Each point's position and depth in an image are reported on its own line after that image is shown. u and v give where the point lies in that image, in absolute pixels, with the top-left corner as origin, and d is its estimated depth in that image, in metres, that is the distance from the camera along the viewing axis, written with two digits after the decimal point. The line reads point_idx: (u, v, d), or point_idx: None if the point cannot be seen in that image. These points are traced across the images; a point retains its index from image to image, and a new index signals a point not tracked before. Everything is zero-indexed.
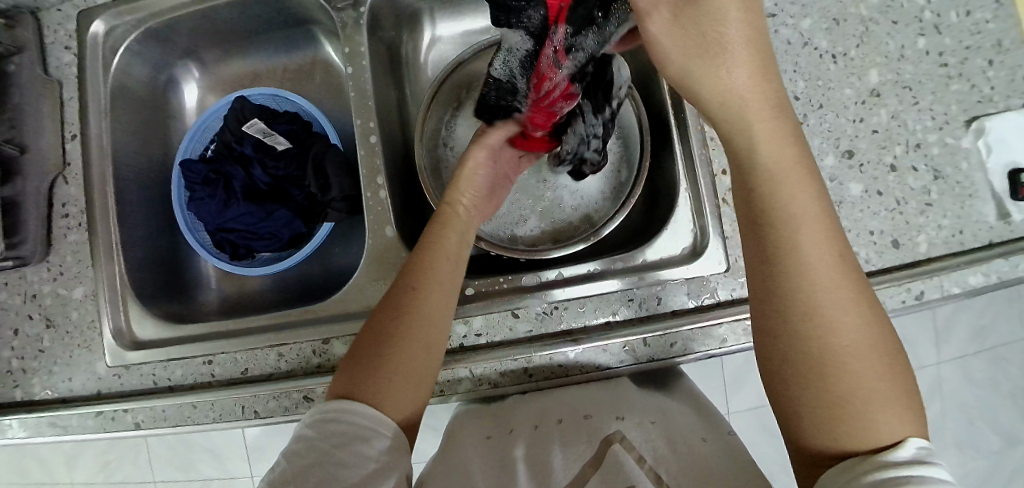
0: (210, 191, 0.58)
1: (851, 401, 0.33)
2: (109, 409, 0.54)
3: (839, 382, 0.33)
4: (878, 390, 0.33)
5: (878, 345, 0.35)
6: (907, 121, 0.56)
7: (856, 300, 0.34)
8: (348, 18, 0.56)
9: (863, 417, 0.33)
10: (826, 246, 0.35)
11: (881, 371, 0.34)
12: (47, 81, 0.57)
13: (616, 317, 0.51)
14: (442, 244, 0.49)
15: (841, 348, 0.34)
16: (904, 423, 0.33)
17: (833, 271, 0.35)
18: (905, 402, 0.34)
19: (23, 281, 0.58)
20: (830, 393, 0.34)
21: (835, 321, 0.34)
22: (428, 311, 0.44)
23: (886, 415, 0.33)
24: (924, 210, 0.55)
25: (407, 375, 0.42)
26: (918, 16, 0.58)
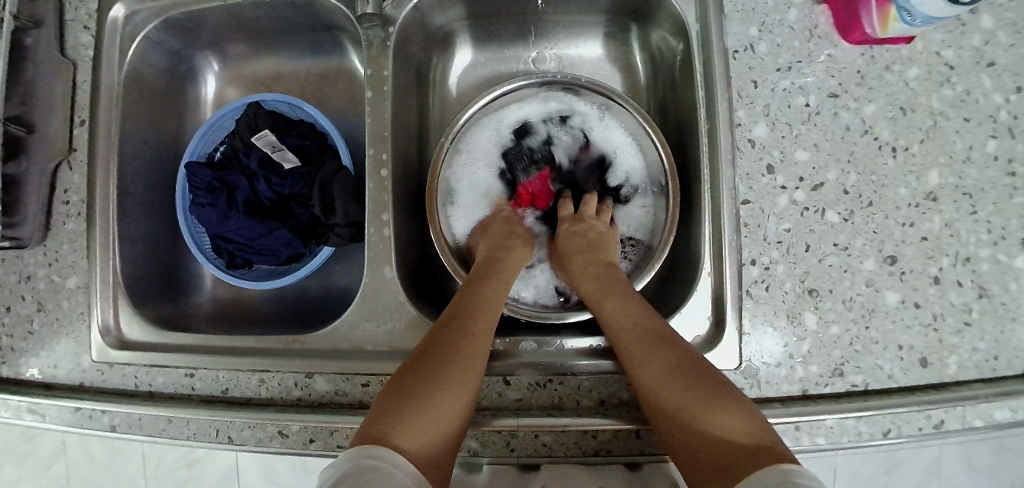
0: (213, 200, 0.56)
1: (686, 409, 0.39)
2: (87, 407, 0.54)
3: (690, 406, 0.39)
4: (705, 396, 0.39)
5: (694, 371, 0.41)
6: (960, 232, 0.51)
7: (658, 361, 0.42)
8: (375, 38, 0.53)
9: (704, 426, 0.38)
10: (620, 324, 0.46)
11: (697, 383, 0.40)
12: (62, 61, 0.55)
13: (612, 401, 0.49)
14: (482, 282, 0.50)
15: (653, 369, 0.42)
16: (737, 426, 0.37)
17: (648, 352, 0.43)
18: (729, 408, 0.38)
19: (18, 261, 0.57)
20: (675, 410, 0.40)
21: (648, 380, 0.42)
22: (472, 335, 0.44)
23: (719, 416, 0.38)
24: (961, 330, 0.51)
25: (442, 401, 0.39)
26: (993, 115, 0.52)
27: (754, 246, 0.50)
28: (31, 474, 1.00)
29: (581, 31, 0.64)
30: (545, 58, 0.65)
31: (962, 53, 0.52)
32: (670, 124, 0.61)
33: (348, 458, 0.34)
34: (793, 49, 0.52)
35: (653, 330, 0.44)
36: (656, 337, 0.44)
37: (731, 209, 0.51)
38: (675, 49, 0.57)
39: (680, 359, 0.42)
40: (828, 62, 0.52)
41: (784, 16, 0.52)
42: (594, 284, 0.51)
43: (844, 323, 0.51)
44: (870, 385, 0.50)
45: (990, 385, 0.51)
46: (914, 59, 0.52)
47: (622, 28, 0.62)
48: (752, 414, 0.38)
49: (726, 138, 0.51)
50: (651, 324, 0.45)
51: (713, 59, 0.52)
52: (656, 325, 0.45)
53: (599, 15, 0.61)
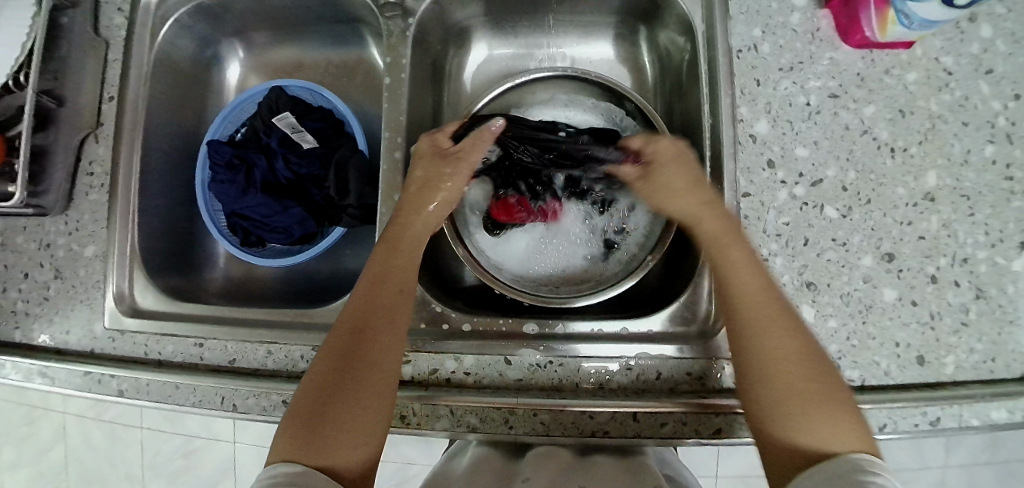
0: (231, 176, 0.59)
1: (795, 408, 0.39)
2: (96, 371, 0.55)
3: (800, 407, 0.39)
4: (811, 395, 0.39)
5: (816, 366, 0.41)
6: (958, 232, 0.52)
7: (811, 373, 0.40)
8: (395, 28, 0.55)
9: (794, 435, 0.38)
10: (755, 316, 0.43)
11: (818, 388, 0.40)
12: (96, 39, 0.58)
13: (610, 384, 0.50)
14: (394, 276, 0.47)
15: (782, 376, 0.40)
16: (834, 434, 0.37)
17: (793, 357, 0.41)
18: (835, 411, 0.38)
19: (40, 229, 0.59)
20: (777, 407, 0.40)
21: (776, 370, 0.41)
22: (380, 354, 0.43)
23: (815, 424, 0.38)
24: (958, 330, 0.52)
25: (351, 422, 0.40)
26: (990, 121, 0.53)
27: (753, 238, 0.52)
28: (32, 454, 1.01)
29: (592, 31, 0.66)
30: (557, 56, 0.67)
31: (961, 60, 0.54)
32: (674, 123, 0.63)
33: (275, 469, 0.37)
34: (796, 51, 0.54)
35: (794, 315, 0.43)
36: (801, 334, 0.42)
37: (732, 201, 0.52)
38: (682, 49, 0.60)
39: (808, 359, 0.41)
40: (829, 65, 0.54)
41: (788, 19, 0.55)
42: (717, 226, 0.48)
43: (842, 318, 0.51)
44: (866, 381, 0.51)
45: (988, 385, 0.51)
46: (913, 64, 0.54)
47: (631, 30, 0.65)
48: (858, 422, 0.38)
49: (729, 132, 0.53)
50: (783, 310, 0.43)
51: (718, 58, 0.54)
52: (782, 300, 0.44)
53: (610, 16, 0.64)
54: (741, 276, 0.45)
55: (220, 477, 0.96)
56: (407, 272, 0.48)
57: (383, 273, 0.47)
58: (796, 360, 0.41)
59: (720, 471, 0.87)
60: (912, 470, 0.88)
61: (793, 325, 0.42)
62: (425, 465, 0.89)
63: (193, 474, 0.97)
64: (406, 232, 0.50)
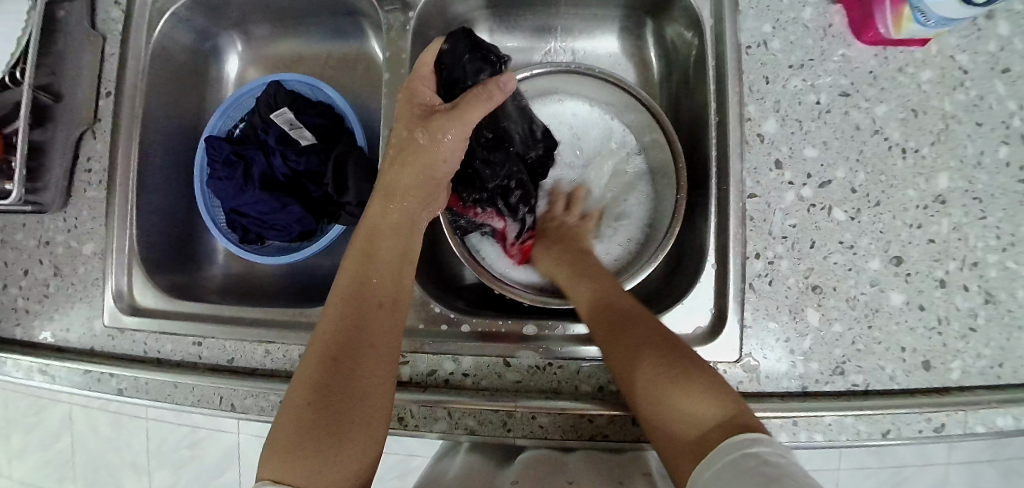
0: (229, 173, 0.58)
1: (665, 387, 0.40)
2: (96, 370, 0.55)
3: (669, 389, 0.40)
4: (681, 378, 0.40)
5: (682, 358, 0.42)
6: (969, 236, 0.51)
7: (649, 350, 0.43)
8: (395, 23, 0.54)
9: (674, 413, 0.39)
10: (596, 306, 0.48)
11: (675, 359, 0.42)
12: (92, 32, 0.57)
13: (610, 387, 0.49)
14: (378, 285, 0.47)
15: (640, 355, 0.43)
16: (708, 409, 0.38)
17: (621, 329, 0.45)
18: (706, 391, 0.39)
19: (39, 225, 0.59)
20: (652, 391, 0.41)
21: (631, 351, 0.43)
22: (370, 369, 0.43)
23: (688, 400, 0.39)
24: (966, 335, 0.51)
25: (343, 443, 0.39)
26: (1005, 121, 0.52)
27: (759, 241, 0.51)
28: (38, 443, 1.02)
29: (597, 24, 0.65)
30: (561, 50, 0.66)
31: (977, 57, 0.52)
32: (680, 120, 0.62)
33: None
34: (807, 48, 0.53)
35: (627, 298, 0.48)
36: (651, 325, 0.45)
37: (738, 203, 0.51)
38: (689, 45, 0.58)
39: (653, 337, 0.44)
40: (841, 62, 0.53)
41: (799, 14, 0.53)
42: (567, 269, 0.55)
43: (847, 322, 0.50)
44: (871, 386, 0.50)
45: (994, 391, 0.50)
46: (928, 61, 0.52)
47: (636, 24, 0.63)
48: (724, 396, 0.39)
49: (736, 132, 0.51)
50: (625, 303, 0.47)
51: (727, 54, 0.52)
52: (616, 292, 0.49)
53: (615, 10, 0.62)
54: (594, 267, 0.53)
55: (223, 468, 0.97)
56: (391, 276, 0.48)
57: (364, 282, 0.47)
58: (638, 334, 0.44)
59: None
60: (914, 468, 0.88)
61: (641, 318, 0.46)
62: (426, 458, 0.89)
63: (197, 465, 0.98)
64: (380, 237, 0.49)
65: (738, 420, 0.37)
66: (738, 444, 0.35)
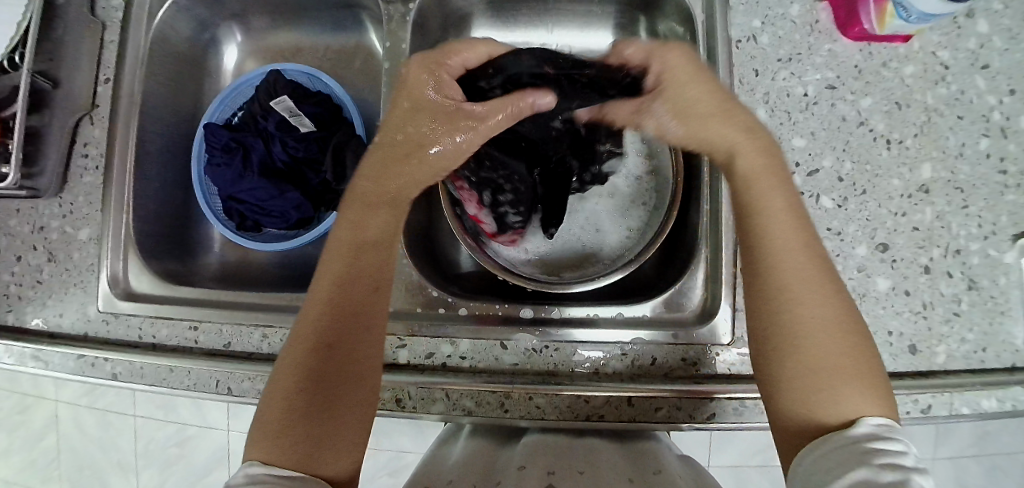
0: (228, 159, 0.59)
1: (829, 375, 0.35)
2: (90, 355, 0.54)
3: (825, 372, 0.35)
4: (849, 373, 0.35)
5: (857, 343, 0.36)
6: (951, 224, 0.53)
7: (826, 327, 0.36)
8: (395, 13, 0.55)
9: (825, 398, 0.34)
10: (785, 235, 0.39)
11: (847, 343, 0.36)
12: (93, 19, 0.58)
13: (605, 369, 0.50)
14: (375, 257, 0.44)
15: (809, 314, 0.36)
16: (863, 406, 0.34)
17: (805, 290, 0.37)
18: (871, 386, 0.35)
19: (33, 211, 0.58)
20: (809, 371, 0.35)
21: (810, 318, 0.36)
22: (367, 350, 0.42)
23: (844, 394, 0.34)
24: (950, 320, 0.52)
25: (344, 427, 0.39)
26: (985, 114, 0.54)
27: None
28: (23, 442, 1.01)
29: (593, 20, 0.66)
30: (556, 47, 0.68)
31: (957, 54, 0.54)
32: None
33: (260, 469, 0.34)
34: (795, 42, 0.55)
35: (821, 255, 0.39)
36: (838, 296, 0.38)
37: (729, 191, 0.52)
38: (681, 40, 0.60)
39: (831, 306, 0.37)
40: (827, 56, 0.54)
41: (787, 10, 0.55)
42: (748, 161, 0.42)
43: None
44: None
45: (977, 375, 0.52)
46: (910, 57, 0.54)
47: (631, 21, 0.65)
48: (881, 391, 0.35)
49: None
50: (813, 256, 0.39)
51: (718, 48, 0.54)
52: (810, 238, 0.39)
53: (611, 6, 0.64)
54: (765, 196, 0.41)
55: (213, 466, 0.96)
56: (374, 249, 0.45)
57: (361, 253, 0.43)
58: (813, 293, 0.37)
59: (714, 462, 0.88)
60: None
61: (827, 279, 0.38)
62: (419, 454, 0.89)
63: (186, 463, 0.97)
64: (383, 207, 0.46)
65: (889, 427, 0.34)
66: (856, 443, 0.32)
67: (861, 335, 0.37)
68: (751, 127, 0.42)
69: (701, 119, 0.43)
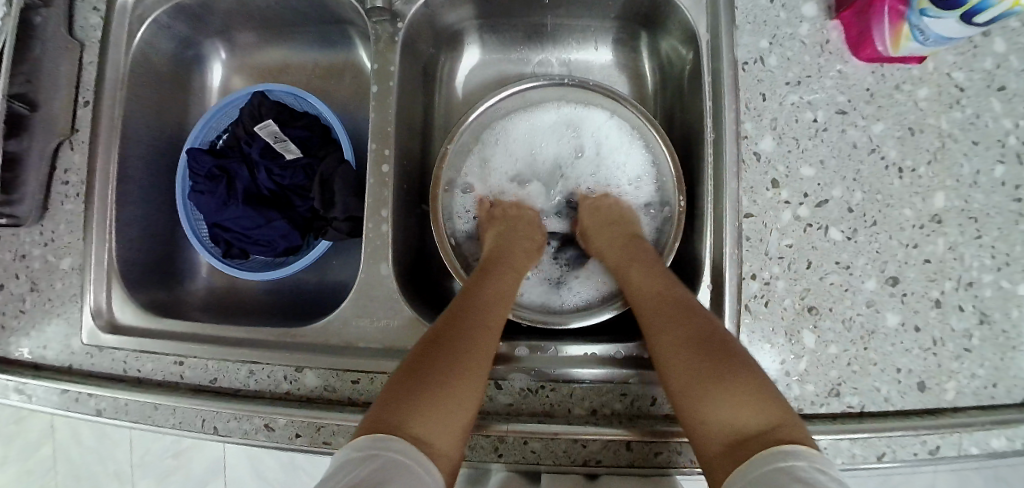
0: (212, 187, 0.56)
1: (702, 388, 0.39)
2: (74, 390, 0.53)
3: (706, 382, 0.40)
4: (728, 379, 0.39)
5: (718, 346, 0.41)
6: (964, 256, 0.51)
7: (688, 352, 0.41)
8: (383, 33, 0.53)
9: (716, 413, 0.38)
10: (647, 299, 0.47)
11: (711, 355, 0.41)
12: (69, 40, 0.55)
13: (603, 411, 0.48)
14: (481, 293, 0.47)
15: (669, 342, 0.43)
16: (745, 414, 0.37)
17: (666, 329, 0.44)
18: (754, 395, 0.38)
19: (14, 240, 0.57)
20: (693, 385, 0.40)
21: (676, 344, 0.42)
22: (477, 359, 0.41)
23: (722, 403, 0.38)
24: (960, 356, 0.50)
25: (441, 412, 0.37)
26: (1001, 139, 0.51)
27: (755, 261, 0.50)
28: (18, 454, 1.00)
29: (592, 34, 0.63)
30: (553, 63, 0.65)
31: (973, 75, 0.52)
32: (675, 134, 0.61)
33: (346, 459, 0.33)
34: (804, 64, 0.52)
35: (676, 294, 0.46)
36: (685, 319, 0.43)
37: (734, 224, 0.50)
38: (684, 58, 0.57)
39: (687, 326, 0.43)
40: (837, 78, 0.52)
41: (796, 30, 0.52)
42: (617, 253, 0.54)
43: (843, 344, 0.50)
44: (866, 407, 0.50)
45: (987, 412, 0.50)
46: (924, 79, 0.52)
47: (631, 35, 0.62)
48: (769, 400, 0.38)
49: (732, 150, 0.51)
50: (681, 295, 0.46)
51: (723, 70, 0.51)
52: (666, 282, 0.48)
53: (610, 21, 0.61)
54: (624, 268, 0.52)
55: (210, 479, 0.95)
56: (466, 295, 0.47)
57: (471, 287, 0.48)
58: (678, 326, 0.43)
59: None
60: (903, 476, 0.88)
61: (686, 310, 0.44)
62: None
63: (182, 476, 0.96)
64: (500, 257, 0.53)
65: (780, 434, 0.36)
66: (773, 453, 0.34)
67: (721, 341, 0.41)
68: (625, 233, 0.56)
69: (602, 232, 0.56)
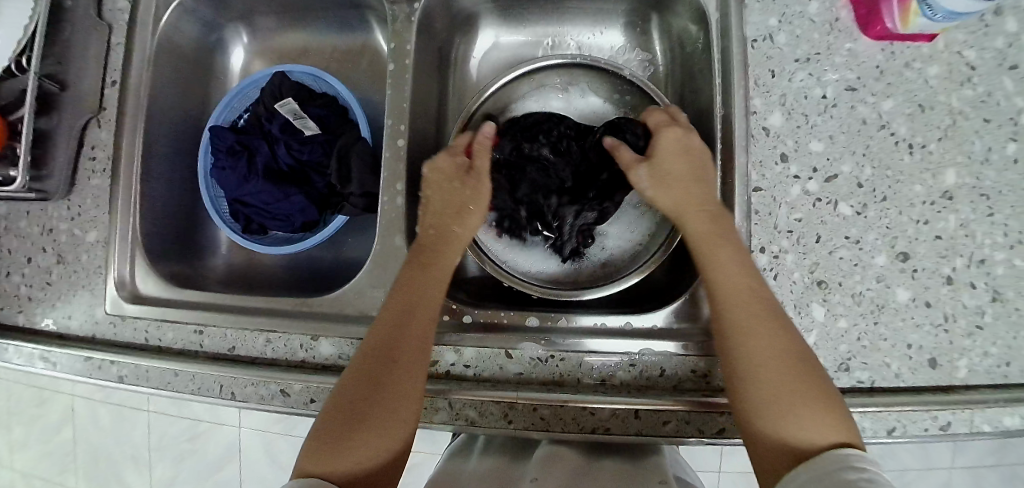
0: (233, 162, 0.58)
1: (787, 406, 0.40)
2: (97, 357, 0.54)
3: (786, 409, 0.40)
4: (803, 393, 0.40)
5: (787, 334, 0.42)
6: (976, 233, 0.51)
7: (768, 345, 0.42)
8: (400, 13, 0.54)
9: (788, 430, 0.40)
10: (733, 290, 0.44)
11: (812, 394, 0.40)
12: (99, 22, 0.58)
13: (612, 380, 0.49)
14: (426, 291, 0.47)
15: (757, 330, 0.42)
16: (828, 432, 0.39)
17: (757, 331, 0.42)
18: (825, 410, 0.40)
19: (42, 214, 0.59)
20: (770, 387, 0.41)
21: (772, 341, 0.42)
22: (403, 374, 0.43)
23: (807, 425, 0.39)
24: (972, 333, 0.50)
25: (369, 439, 0.41)
26: (1013, 118, 0.51)
27: (763, 235, 0.50)
28: (40, 434, 1.02)
29: (604, 16, 0.64)
30: (565, 44, 0.66)
31: (985, 54, 0.52)
32: (685, 116, 0.61)
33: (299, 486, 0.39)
34: (813, 42, 0.53)
35: (748, 266, 0.45)
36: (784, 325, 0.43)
37: (743, 197, 0.51)
38: (695, 39, 0.58)
39: (781, 325, 0.43)
40: (848, 56, 0.52)
41: (806, 8, 0.53)
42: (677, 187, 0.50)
43: (853, 318, 0.50)
44: (876, 383, 0.50)
45: (999, 390, 0.49)
46: (935, 57, 0.52)
47: (641, 19, 0.63)
48: (846, 419, 0.40)
49: (741, 125, 0.51)
50: (743, 266, 0.45)
51: (732, 48, 0.52)
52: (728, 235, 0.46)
53: (621, 4, 0.62)
54: (678, 159, 0.50)
55: (225, 462, 0.96)
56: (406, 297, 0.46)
57: (413, 291, 0.47)
58: (745, 294, 0.44)
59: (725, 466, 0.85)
60: (917, 471, 0.86)
61: (757, 300, 0.44)
62: (429, 454, 0.89)
63: (197, 459, 0.97)
64: (438, 251, 0.49)
65: (847, 445, 0.38)
66: (836, 460, 0.37)
67: (795, 339, 0.42)
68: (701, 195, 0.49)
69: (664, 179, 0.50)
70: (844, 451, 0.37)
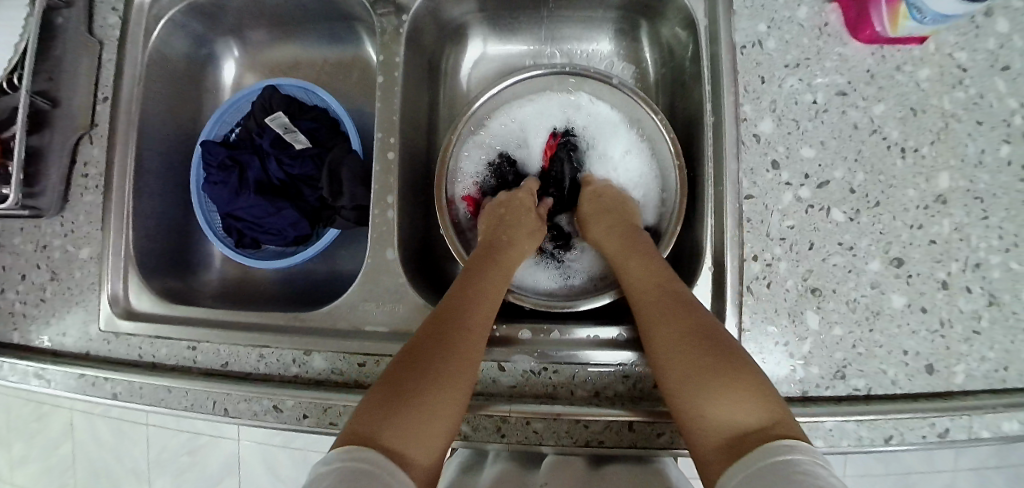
0: (225, 177, 0.58)
1: (702, 386, 0.39)
2: (91, 374, 0.54)
3: (711, 388, 0.38)
4: (721, 372, 0.39)
5: (677, 306, 0.43)
6: (971, 236, 0.50)
7: (672, 323, 0.42)
8: (388, 25, 0.54)
9: (716, 417, 0.37)
10: (641, 286, 0.47)
11: (726, 372, 0.39)
12: (89, 39, 0.58)
13: (605, 391, 0.49)
14: (482, 280, 0.48)
15: (656, 312, 0.44)
16: (746, 410, 0.37)
17: (662, 310, 0.44)
18: (753, 396, 0.37)
19: (35, 231, 0.59)
20: (686, 370, 0.40)
21: (654, 319, 0.44)
22: (465, 348, 0.42)
23: (740, 410, 0.37)
24: (969, 338, 0.49)
25: (431, 414, 0.37)
26: (1006, 120, 0.51)
27: (756, 243, 0.50)
28: (40, 450, 1.02)
29: (594, 24, 0.64)
30: (556, 53, 0.66)
31: (976, 55, 0.52)
32: (677, 122, 0.61)
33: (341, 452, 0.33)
34: (803, 47, 0.52)
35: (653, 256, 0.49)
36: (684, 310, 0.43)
37: (735, 204, 0.50)
38: (684, 45, 0.58)
39: (653, 288, 0.46)
40: (838, 61, 0.52)
41: (794, 13, 0.53)
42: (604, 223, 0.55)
43: (847, 325, 0.50)
44: (872, 390, 0.49)
45: (998, 395, 0.49)
46: (925, 60, 0.52)
47: (631, 26, 0.63)
48: (779, 405, 0.37)
49: (731, 133, 0.51)
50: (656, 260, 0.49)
51: (721, 55, 0.52)
52: (641, 248, 0.51)
53: (611, 12, 0.62)
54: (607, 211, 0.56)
55: (224, 474, 0.96)
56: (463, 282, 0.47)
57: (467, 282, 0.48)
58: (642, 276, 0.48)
59: None
60: (920, 475, 0.85)
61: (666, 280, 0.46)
62: None
63: (197, 472, 0.97)
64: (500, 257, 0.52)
65: (783, 434, 0.34)
66: (773, 451, 0.33)
67: (691, 311, 0.43)
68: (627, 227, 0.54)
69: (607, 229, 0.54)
70: (779, 438, 0.34)
